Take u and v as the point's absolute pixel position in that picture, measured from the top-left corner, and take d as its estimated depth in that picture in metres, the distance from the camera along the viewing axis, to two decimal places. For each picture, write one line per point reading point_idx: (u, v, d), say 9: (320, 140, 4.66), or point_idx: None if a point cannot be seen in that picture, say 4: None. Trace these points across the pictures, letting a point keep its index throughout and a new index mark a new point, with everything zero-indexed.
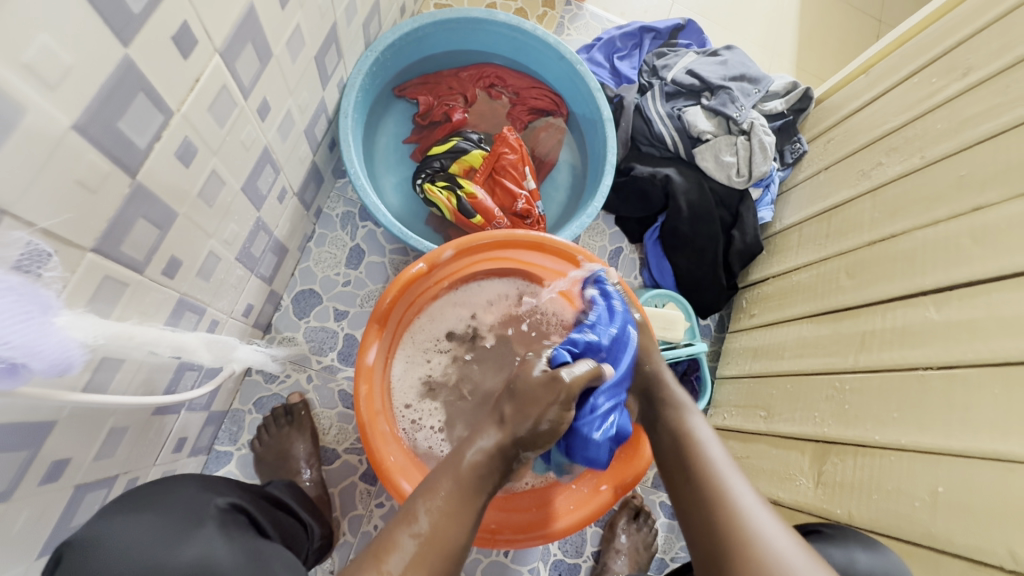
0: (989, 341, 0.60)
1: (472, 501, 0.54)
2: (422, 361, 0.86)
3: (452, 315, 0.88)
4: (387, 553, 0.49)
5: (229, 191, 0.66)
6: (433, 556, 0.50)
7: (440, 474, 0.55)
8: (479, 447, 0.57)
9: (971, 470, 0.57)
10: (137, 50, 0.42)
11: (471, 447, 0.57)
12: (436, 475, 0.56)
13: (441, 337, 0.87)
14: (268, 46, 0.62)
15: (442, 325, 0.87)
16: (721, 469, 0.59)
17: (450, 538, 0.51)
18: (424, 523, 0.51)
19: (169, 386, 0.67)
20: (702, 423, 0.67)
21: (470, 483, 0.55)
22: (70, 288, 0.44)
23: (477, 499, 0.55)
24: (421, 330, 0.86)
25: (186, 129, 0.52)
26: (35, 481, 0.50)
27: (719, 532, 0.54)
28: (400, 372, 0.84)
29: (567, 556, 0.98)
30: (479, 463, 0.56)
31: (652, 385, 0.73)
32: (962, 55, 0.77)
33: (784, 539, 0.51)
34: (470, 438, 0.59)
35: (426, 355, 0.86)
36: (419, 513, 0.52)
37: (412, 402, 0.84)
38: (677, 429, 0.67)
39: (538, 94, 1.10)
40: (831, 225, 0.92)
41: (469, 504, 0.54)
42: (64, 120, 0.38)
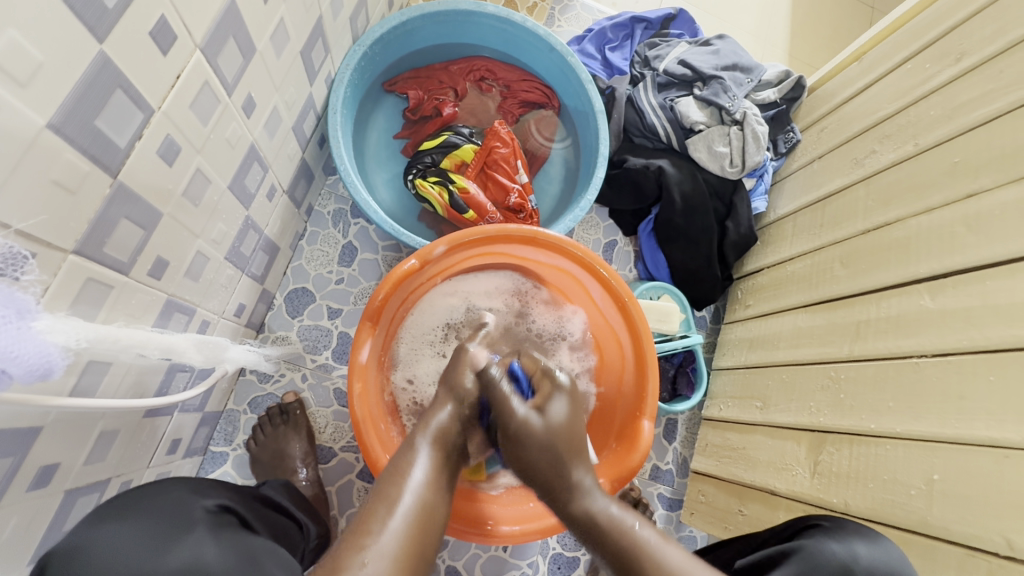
0: (984, 328, 0.60)
1: (439, 468, 0.59)
2: (425, 358, 0.87)
3: (448, 305, 0.89)
4: (366, 529, 0.49)
5: (216, 190, 0.65)
6: (416, 522, 0.52)
7: (403, 455, 0.58)
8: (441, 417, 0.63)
9: (966, 458, 0.57)
10: (113, 46, 0.41)
11: (427, 420, 0.63)
12: (399, 455, 0.59)
13: (439, 328, 0.88)
14: (251, 41, 0.61)
15: (438, 317, 0.88)
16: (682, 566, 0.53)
17: (428, 505, 0.54)
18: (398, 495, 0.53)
19: (160, 388, 0.67)
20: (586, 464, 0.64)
21: (433, 454, 0.59)
22: (51, 292, 0.44)
23: (445, 469, 0.59)
24: (417, 322, 0.87)
25: (168, 127, 0.51)
26: (23, 486, 0.50)
27: None
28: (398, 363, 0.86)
29: (566, 550, 0.98)
30: (442, 432, 0.62)
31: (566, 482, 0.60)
32: (955, 41, 0.76)
33: None
34: (427, 411, 0.64)
35: (426, 347, 0.88)
36: (390, 489, 0.54)
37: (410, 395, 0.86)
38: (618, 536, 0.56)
39: (529, 87, 1.09)
40: (824, 214, 0.92)
41: (438, 474, 0.58)
42: (38, 119, 0.38)
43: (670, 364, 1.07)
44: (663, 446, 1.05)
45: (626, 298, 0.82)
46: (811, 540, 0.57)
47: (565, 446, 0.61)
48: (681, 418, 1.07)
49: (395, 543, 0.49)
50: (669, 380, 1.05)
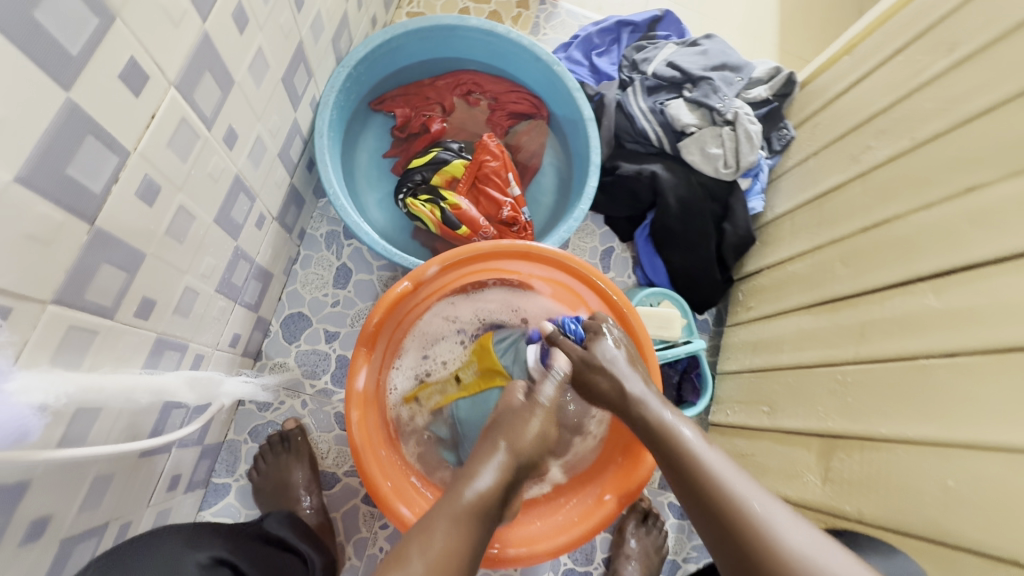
0: (993, 328, 0.58)
1: (469, 535, 0.56)
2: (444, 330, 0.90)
3: (471, 302, 0.90)
4: None
5: (202, 224, 0.64)
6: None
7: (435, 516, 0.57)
8: (476, 488, 0.60)
9: (982, 462, 0.56)
10: (80, 93, 0.41)
11: (467, 486, 0.60)
12: (429, 516, 0.57)
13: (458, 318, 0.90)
14: (228, 73, 0.60)
15: (460, 308, 0.89)
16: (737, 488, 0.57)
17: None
18: (418, 565, 0.52)
19: (155, 428, 0.66)
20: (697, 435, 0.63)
21: (466, 523, 0.56)
22: (30, 345, 0.43)
23: (478, 534, 0.57)
24: (436, 315, 0.87)
25: (146, 167, 0.51)
26: (15, 541, 0.49)
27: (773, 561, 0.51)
28: (412, 357, 0.87)
29: (577, 564, 0.97)
30: (478, 502, 0.58)
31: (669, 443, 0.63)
32: (948, 30, 0.74)
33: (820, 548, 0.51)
34: (466, 475, 0.62)
35: (449, 334, 0.90)
36: (438, 517, 0.56)
37: (408, 378, 0.88)
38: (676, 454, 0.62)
39: (517, 98, 1.08)
40: (823, 212, 0.90)
41: (468, 543, 0.55)
42: (4, 174, 0.37)
43: (674, 370, 1.04)
44: None
45: (625, 309, 0.81)
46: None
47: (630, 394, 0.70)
48: None
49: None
50: (674, 387, 1.03)
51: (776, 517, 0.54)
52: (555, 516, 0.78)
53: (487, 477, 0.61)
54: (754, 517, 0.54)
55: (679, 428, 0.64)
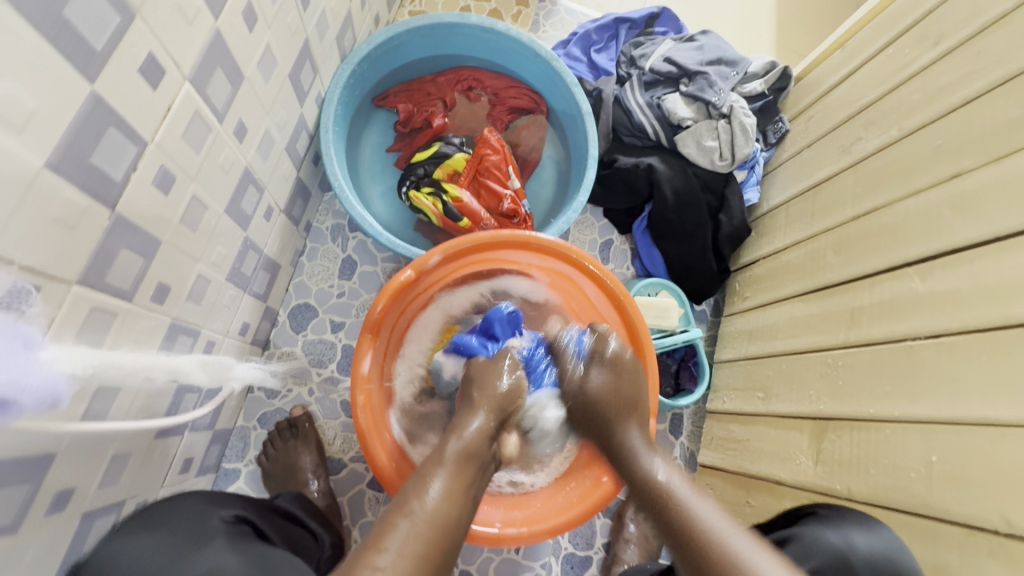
0: (974, 310, 0.61)
1: (458, 483, 0.60)
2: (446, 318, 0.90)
3: (471, 292, 0.90)
4: (384, 535, 0.53)
5: (213, 214, 0.67)
6: (431, 532, 0.54)
7: (432, 464, 0.62)
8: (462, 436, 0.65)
9: (964, 439, 0.58)
10: (104, 86, 0.44)
11: (457, 436, 0.65)
12: (427, 467, 0.62)
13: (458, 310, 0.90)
14: (238, 69, 0.62)
15: (460, 298, 0.90)
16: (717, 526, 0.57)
17: (445, 517, 0.56)
18: (418, 506, 0.56)
19: (169, 409, 0.69)
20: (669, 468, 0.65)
21: (455, 472, 0.61)
22: (57, 322, 0.46)
23: (468, 483, 0.61)
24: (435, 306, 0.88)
25: (162, 158, 0.53)
26: (41, 512, 0.52)
27: None
28: (414, 348, 0.88)
29: (577, 549, 0.99)
30: (469, 447, 0.64)
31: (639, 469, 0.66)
32: (934, 23, 0.76)
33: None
34: (456, 427, 0.67)
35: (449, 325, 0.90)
36: (432, 467, 0.61)
37: (410, 367, 0.88)
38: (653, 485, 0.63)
39: (517, 94, 1.10)
40: (816, 203, 0.92)
41: (459, 487, 0.60)
42: (35, 161, 0.40)
43: (671, 360, 1.07)
44: (669, 441, 1.06)
45: (621, 296, 0.84)
46: (807, 530, 0.61)
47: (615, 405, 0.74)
48: (686, 413, 1.07)
49: (428, 525, 0.55)
50: (672, 375, 1.05)
51: (735, 538, 0.55)
52: (525, 507, 0.79)
53: (475, 423, 0.67)
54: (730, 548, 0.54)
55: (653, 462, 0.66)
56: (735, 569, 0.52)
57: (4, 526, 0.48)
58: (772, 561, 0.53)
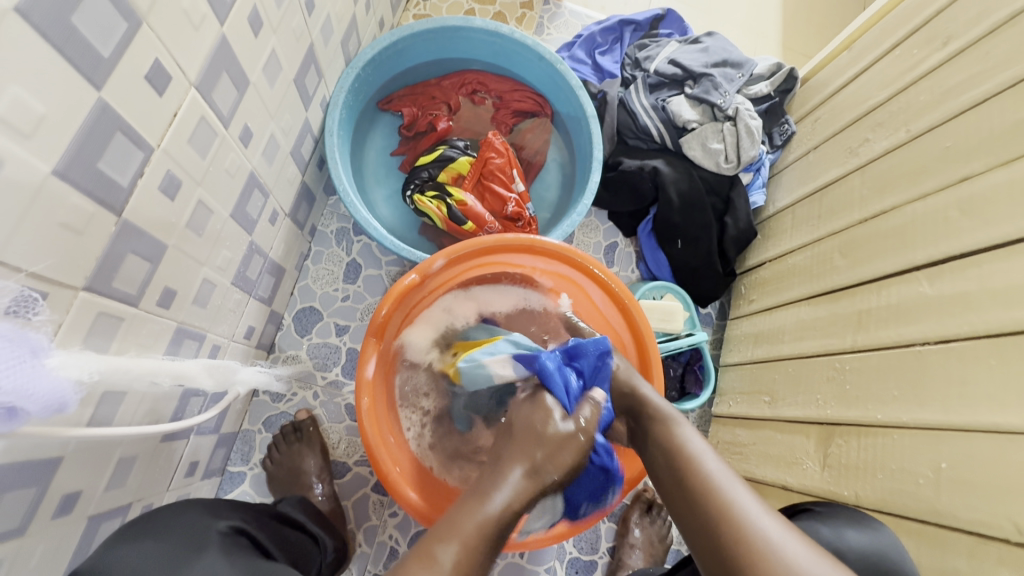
0: (983, 313, 0.60)
1: (481, 555, 0.51)
2: (443, 323, 0.87)
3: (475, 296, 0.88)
4: None
5: (219, 219, 0.67)
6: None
7: (461, 512, 0.53)
8: (503, 498, 0.55)
9: (975, 445, 0.58)
10: (110, 92, 0.44)
11: (499, 489, 0.55)
12: (457, 513, 0.53)
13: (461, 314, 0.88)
14: (244, 74, 0.63)
15: (464, 302, 0.88)
16: (720, 482, 0.54)
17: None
18: (446, 564, 0.48)
19: (175, 413, 0.69)
20: (694, 433, 0.61)
21: (483, 533, 0.52)
22: (63, 329, 0.46)
23: (493, 548, 0.52)
24: (438, 310, 0.86)
25: (168, 163, 0.54)
26: (48, 515, 0.52)
27: (734, 542, 0.49)
28: (414, 350, 0.85)
29: (582, 553, 0.99)
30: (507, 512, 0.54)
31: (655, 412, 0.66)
32: (941, 25, 0.76)
33: (796, 547, 0.47)
34: (497, 476, 0.57)
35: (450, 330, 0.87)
36: (463, 521, 0.52)
37: (408, 377, 0.85)
38: (664, 438, 0.62)
39: (521, 97, 1.10)
40: (822, 205, 0.92)
41: (481, 554, 0.51)
42: (43, 167, 0.40)
43: (677, 363, 1.06)
44: None
45: (626, 300, 0.83)
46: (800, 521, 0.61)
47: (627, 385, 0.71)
48: (691, 417, 1.06)
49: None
50: (677, 379, 1.05)
51: (739, 495, 0.52)
52: None
53: (507, 490, 0.55)
54: (732, 502, 0.52)
55: (681, 425, 0.63)
56: (733, 523, 0.50)
57: (11, 530, 0.48)
58: (773, 517, 0.50)
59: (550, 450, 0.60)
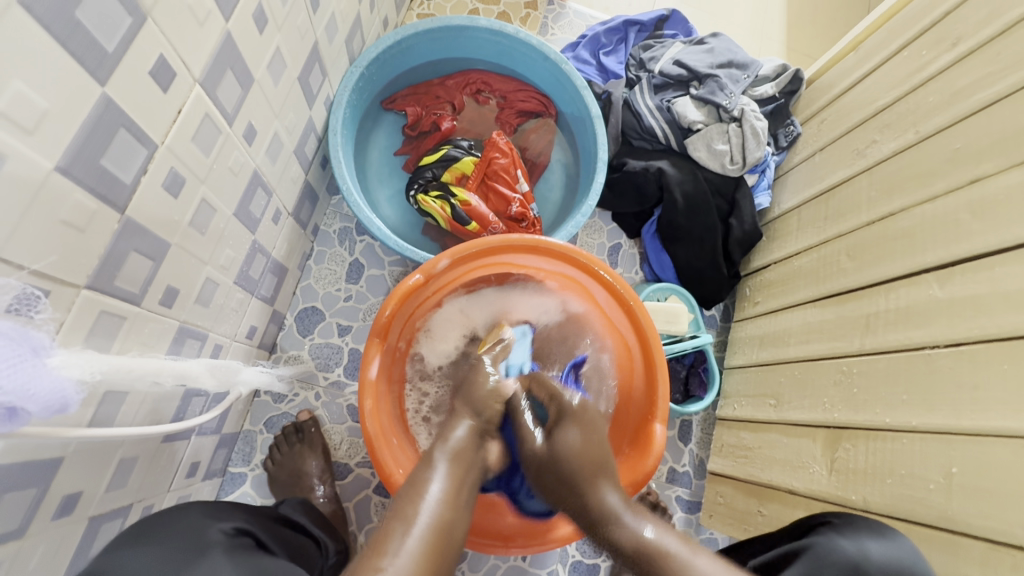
0: (995, 316, 0.59)
1: (458, 482, 0.61)
2: (457, 324, 0.88)
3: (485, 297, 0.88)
4: (383, 544, 0.52)
5: (222, 217, 0.67)
6: (434, 540, 0.54)
7: (422, 470, 0.61)
8: (458, 435, 0.66)
9: (987, 450, 0.57)
10: (115, 87, 0.43)
11: (447, 441, 0.65)
12: (417, 473, 0.61)
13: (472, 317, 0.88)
14: (248, 72, 0.62)
15: (475, 303, 0.88)
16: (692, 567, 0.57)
17: (447, 521, 0.56)
18: (414, 511, 0.55)
19: (177, 413, 0.69)
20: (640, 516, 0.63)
21: (451, 469, 0.61)
22: (65, 327, 0.45)
23: (464, 486, 0.61)
24: (447, 312, 0.87)
25: (172, 161, 0.53)
26: (49, 516, 0.52)
27: None
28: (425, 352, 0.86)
29: (586, 557, 0.98)
30: (461, 448, 0.65)
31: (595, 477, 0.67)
32: (950, 26, 0.75)
33: None
34: (443, 434, 0.67)
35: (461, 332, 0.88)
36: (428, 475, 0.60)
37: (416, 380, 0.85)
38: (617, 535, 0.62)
39: (525, 96, 1.09)
40: (829, 207, 0.91)
41: (456, 488, 0.60)
42: (46, 163, 0.39)
43: (681, 365, 1.05)
44: (678, 448, 1.05)
45: (633, 301, 0.82)
46: (824, 539, 0.60)
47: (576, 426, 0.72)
48: (695, 419, 1.06)
49: (431, 530, 0.54)
50: (681, 381, 1.04)
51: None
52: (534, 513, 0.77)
53: (462, 430, 0.67)
54: None
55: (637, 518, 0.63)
56: None
57: (11, 531, 0.47)
58: None
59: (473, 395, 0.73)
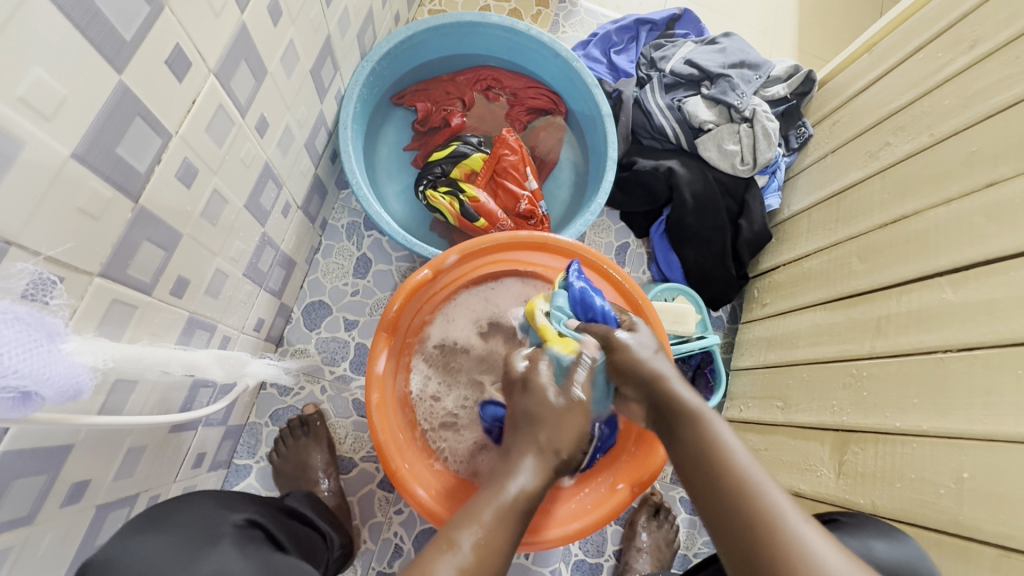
0: (1009, 320, 0.59)
1: (508, 531, 0.53)
2: (469, 316, 0.87)
3: (502, 294, 0.87)
4: None
5: (233, 209, 0.67)
6: None
7: (480, 504, 0.55)
8: (520, 484, 0.57)
9: (998, 455, 0.56)
10: (131, 75, 0.43)
11: (514, 479, 0.57)
12: (478, 502, 0.56)
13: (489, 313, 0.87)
14: (262, 63, 0.62)
15: (494, 298, 0.87)
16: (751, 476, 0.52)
17: (493, 566, 0.51)
18: (467, 544, 0.51)
19: (184, 403, 0.69)
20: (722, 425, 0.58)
21: (507, 513, 0.54)
22: (78, 314, 0.46)
23: (514, 530, 0.54)
24: (462, 304, 0.86)
25: (185, 151, 0.53)
26: (57, 503, 0.52)
27: (755, 528, 0.49)
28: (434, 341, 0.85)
29: (588, 556, 0.98)
30: (524, 495, 0.56)
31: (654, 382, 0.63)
32: (967, 28, 0.74)
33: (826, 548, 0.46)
34: (510, 468, 0.59)
35: (474, 325, 0.86)
36: (482, 510, 0.54)
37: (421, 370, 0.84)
38: (691, 433, 0.58)
39: (536, 94, 1.09)
40: (840, 209, 0.90)
41: (508, 534, 0.53)
42: (62, 150, 0.39)
43: (687, 366, 1.05)
44: None
45: (641, 301, 0.82)
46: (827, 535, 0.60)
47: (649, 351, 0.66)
48: None
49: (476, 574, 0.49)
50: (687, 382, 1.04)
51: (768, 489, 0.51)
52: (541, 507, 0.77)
53: (524, 476, 0.58)
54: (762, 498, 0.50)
55: (712, 420, 0.58)
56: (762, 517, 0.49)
57: (20, 517, 0.48)
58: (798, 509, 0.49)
59: (551, 432, 0.62)
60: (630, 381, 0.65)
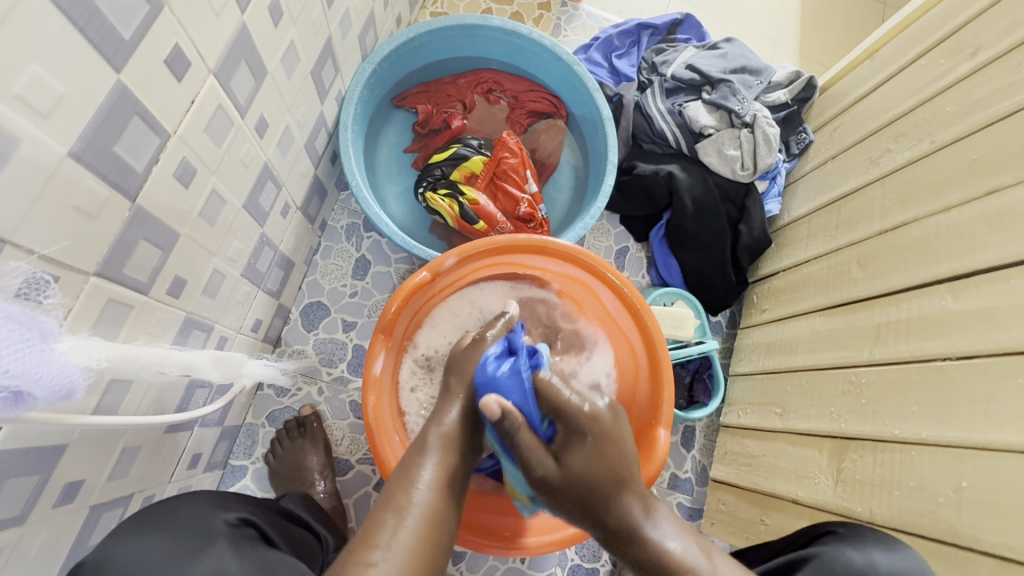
0: (1010, 329, 0.58)
1: (446, 468, 0.58)
2: (463, 318, 0.87)
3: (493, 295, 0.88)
4: (374, 534, 0.51)
5: (231, 209, 0.67)
6: (426, 531, 0.52)
7: (414, 455, 0.59)
8: (444, 422, 0.62)
9: (997, 464, 0.56)
10: (129, 75, 0.43)
11: (435, 426, 0.62)
12: (408, 461, 0.59)
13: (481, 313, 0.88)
14: (262, 64, 0.62)
15: (484, 299, 0.88)
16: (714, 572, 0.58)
17: (438, 511, 0.55)
18: (405, 502, 0.54)
19: (180, 404, 0.69)
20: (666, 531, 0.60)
21: (442, 455, 0.59)
22: (73, 313, 0.45)
23: (452, 467, 0.59)
24: (454, 305, 0.87)
25: (183, 150, 0.53)
26: (50, 503, 0.52)
27: None
28: (429, 342, 0.86)
29: (584, 561, 0.97)
30: (453, 432, 0.62)
31: (613, 517, 0.60)
32: (969, 36, 0.74)
33: None
34: (435, 417, 0.64)
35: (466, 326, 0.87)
36: (414, 462, 0.58)
37: (417, 372, 0.84)
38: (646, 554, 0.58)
39: (537, 97, 1.10)
40: (840, 215, 0.90)
41: (445, 476, 0.58)
42: (59, 149, 0.39)
43: (686, 371, 1.05)
44: (681, 454, 1.04)
45: (640, 306, 0.81)
46: (828, 547, 0.60)
47: (597, 477, 0.60)
48: (699, 426, 1.05)
49: (423, 522, 0.53)
50: (685, 387, 1.03)
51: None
52: (542, 513, 0.78)
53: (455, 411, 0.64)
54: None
55: (653, 531, 0.60)
56: None
57: (12, 517, 0.47)
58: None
59: (461, 371, 0.68)
60: (578, 512, 0.61)
